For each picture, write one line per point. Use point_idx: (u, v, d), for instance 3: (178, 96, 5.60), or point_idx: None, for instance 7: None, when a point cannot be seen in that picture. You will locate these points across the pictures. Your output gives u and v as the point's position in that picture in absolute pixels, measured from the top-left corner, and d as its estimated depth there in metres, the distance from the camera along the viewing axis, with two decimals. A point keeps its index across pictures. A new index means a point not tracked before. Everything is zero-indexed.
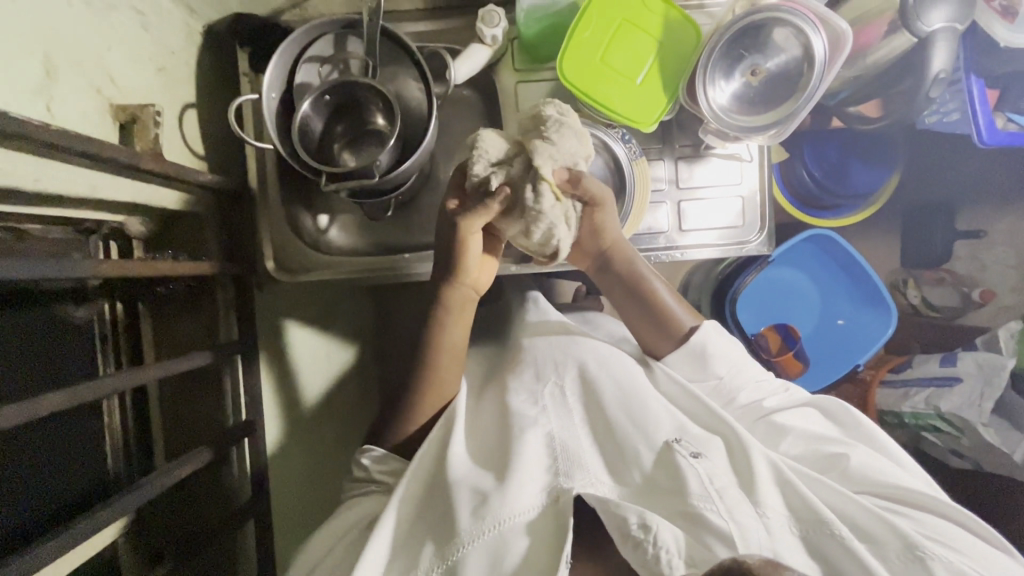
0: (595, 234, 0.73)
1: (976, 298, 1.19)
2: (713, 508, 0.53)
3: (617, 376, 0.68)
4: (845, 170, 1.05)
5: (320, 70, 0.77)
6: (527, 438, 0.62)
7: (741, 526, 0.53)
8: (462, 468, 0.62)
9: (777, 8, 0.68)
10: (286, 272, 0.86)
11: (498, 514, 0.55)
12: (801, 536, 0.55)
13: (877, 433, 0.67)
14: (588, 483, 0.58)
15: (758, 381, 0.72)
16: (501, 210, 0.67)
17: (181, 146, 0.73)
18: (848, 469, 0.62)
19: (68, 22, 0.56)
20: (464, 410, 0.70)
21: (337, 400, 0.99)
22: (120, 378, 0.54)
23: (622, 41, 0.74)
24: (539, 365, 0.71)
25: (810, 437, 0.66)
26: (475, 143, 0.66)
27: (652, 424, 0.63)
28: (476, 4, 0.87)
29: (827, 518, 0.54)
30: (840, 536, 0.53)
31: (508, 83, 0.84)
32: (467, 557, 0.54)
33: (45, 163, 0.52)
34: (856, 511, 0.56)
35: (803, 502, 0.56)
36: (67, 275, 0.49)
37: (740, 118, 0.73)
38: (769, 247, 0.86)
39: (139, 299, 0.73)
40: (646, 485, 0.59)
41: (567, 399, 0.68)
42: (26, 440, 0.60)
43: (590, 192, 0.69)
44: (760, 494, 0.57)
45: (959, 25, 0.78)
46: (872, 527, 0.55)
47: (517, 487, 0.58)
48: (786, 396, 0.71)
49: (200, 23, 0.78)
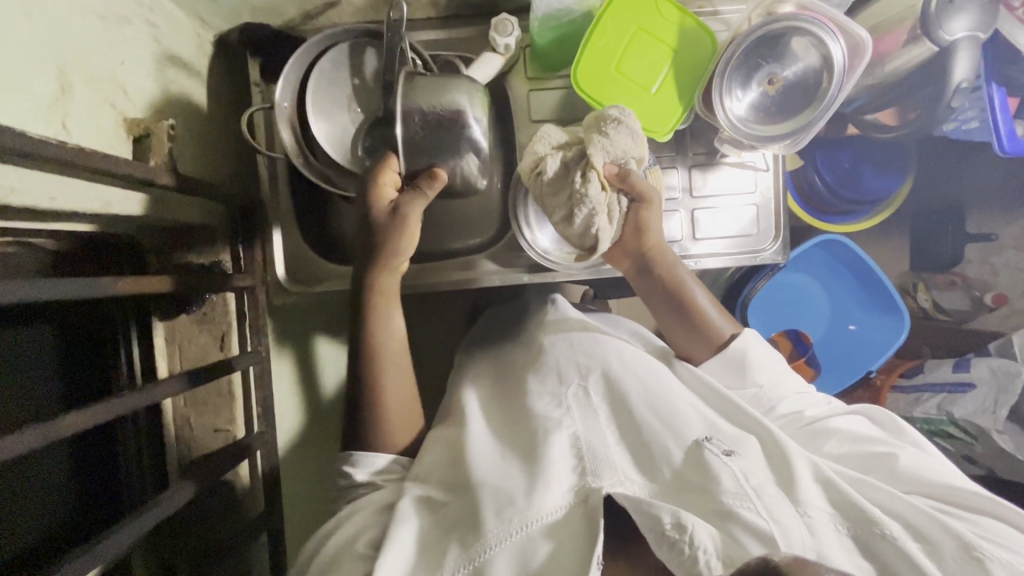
0: (637, 233, 0.72)
1: (988, 303, 1.19)
2: (749, 505, 0.53)
3: (643, 377, 0.67)
4: (857, 176, 1.04)
5: (331, 80, 0.76)
6: (553, 440, 0.61)
7: (781, 526, 0.52)
8: (486, 468, 0.61)
9: (796, 17, 0.66)
10: (297, 282, 0.84)
11: (526, 517, 0.55)
12: (853, 535, 0.53)
13: (923, 440, 0.67)
14: (617, 482, 0.57)
15: (799, 393, 0.72)
16: (548, 191, 0.66)
17: (193, 158, 0.73)
18: (896, 469, 0.61)
19: (82, 37, 0.55)
20: (481, 413, 0.71)
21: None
22: (135, 396, 0.53)
23: (636, 50, 0.73)
24: (560, 369, 0.70)
25: (854, 440, 0.65)
26: (537, 131, 0.69)
27: (681, 423, 0.63)
28: (487, 11, 0.86)
29: (874, 517, 0.53)
30: (890, 536, 0.52)
31: (520, 91, 0.84)
32: (494, 558, 0.53)
33: (58, 180, 0.52)
34: (907, 510, 0.55)
35: (847, 500, 0.55)
36: (88, 293, 0.49)
37: (756, 127, 0.72)
38: (784, 255, 0.86)
39: (150, 311, 0.73)
40: (677, 481, 0.58)
41: (591, 398, 0.67)
42: (56, 452, 0.62)
43: (638, 190, 0.69)
44: (800, 493, 0.55)
45: (982, 34, 0.77)
46: (926, 527, 0.53)
47: (543, 487, 0.57)
48: (827, 406, 0.70)
49: (210, 33, 0.78)
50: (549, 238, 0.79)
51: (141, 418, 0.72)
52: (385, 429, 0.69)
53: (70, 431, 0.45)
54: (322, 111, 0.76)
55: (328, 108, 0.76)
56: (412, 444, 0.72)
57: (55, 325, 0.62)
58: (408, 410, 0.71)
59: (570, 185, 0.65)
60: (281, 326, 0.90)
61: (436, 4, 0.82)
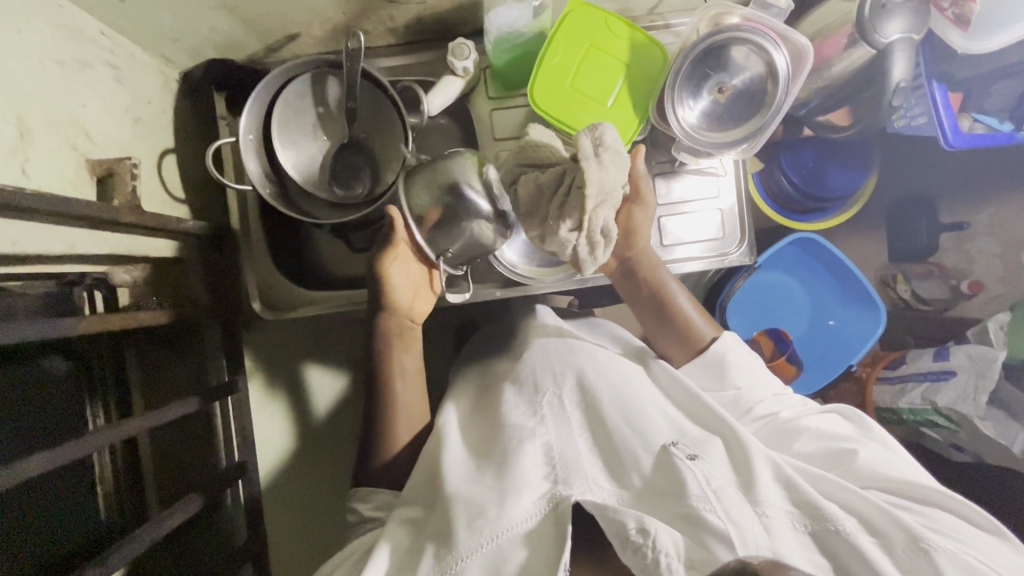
0: (627, 235, 0.75)
1: (965, 291, 1.19)
2: (711, 508, 0.53)
3: (615, 383, 0.68)
4: (822, 174, 1.05)
5: (296, 110, 0.77)
6: (525, 450, 0.61)
7: (739, 527, 0.52)
8: (459, 482, 0.61)
9: (738, 28, 0.70)
10: (273, 310, 0.86)
11: (496, 527, 0.55)
12: (810, 532, 0.54)
13: (890, 440, 0.67)
14: (586, 489, 0.57)
15: (776, 395, 0.73)
16: (525, 208, 0.65)
17: (160, 194, 0.75)
18: (854, 467, 0.62)
19: (40, 84, 0.57)
20: (460, 420, 0.73)
21: (348, 428, 0.97)
22: (107, 433, 0.54)
23: (590, 67, 0.76)
24: (536, 379, 0.71)
25: (821, 438, 0.66)
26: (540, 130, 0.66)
27: (651, 429, 0.63)
28: (448, 35, 0.88)
29: (828, 513, 0.54)
30: (844, 532, 0.53)
31: (482, 110, 0.86)
32: (467, 569, 0.54)
33: (23, 226, 0.56)
34: (863, 506, 0.56)
35: (805, 498, 0.56)
36: (57, 335, 0.50)
37: (710, 135, 0.74)
38: (752, 256, 0.87)
39: (125, 347, 0.74)
40: (646, 488, 0.58)
41: (565, 407, 0.67)
42: (35, 494, 0.62)
43: (638, 188, 0.73)
44: (759, 493, 0.56)
45: (915, 35, 0.80)
46: (877, 521, 0.54)
47: (513, 497, 0.57)
48: (800, 408, 0.71)
49: (175, 71, 0.80)
50: (512, 251, 0.82)
51: (118, 453, 0.72)
52: (382, 435, 0.72)
53: (30, 474, 0.45)
54: (287, 137, 0.76)
55: (295, 138, 0.77)
56: (390, 466, 0.71)
57: (30, 366, 0.63)
58: (414, 422, 0.74)
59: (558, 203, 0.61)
60: (268, 356, 0.90)
61: (396, 31, 0.84)
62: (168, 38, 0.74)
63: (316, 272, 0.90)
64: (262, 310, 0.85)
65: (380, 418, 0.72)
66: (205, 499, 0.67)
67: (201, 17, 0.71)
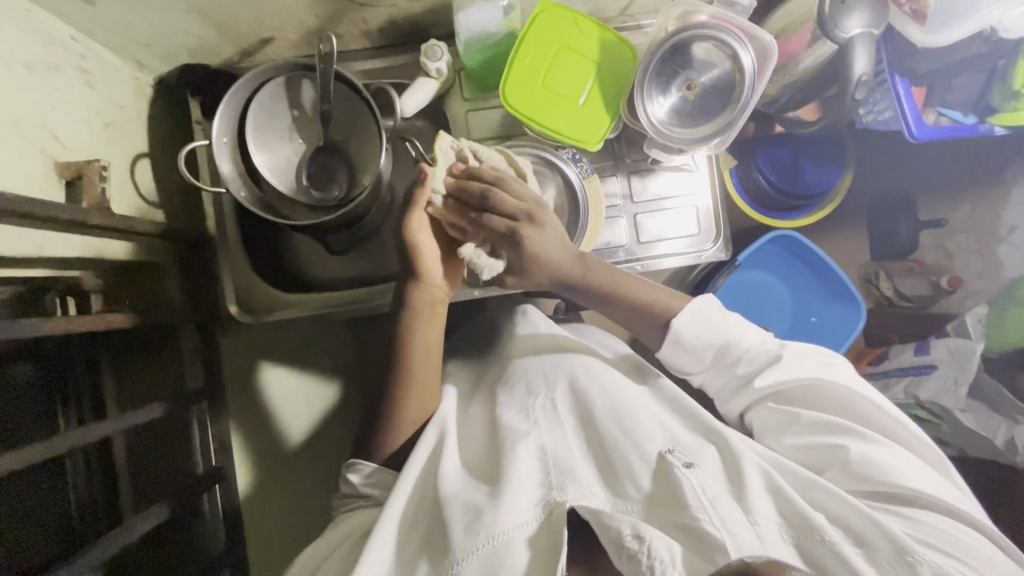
0: (535, 263, 0.73)
1: (945, 286, 1.17)
2: (707, 518, 0.53)
3: (606, 387, 0.69)
4: (798, 171, 1.06)
5: (270, 112, 0.76)
6: (519, 452, 0.62)
7: (734, 535, 0.52)
8: (448, 490, 0.61)
9: (700, 27, 0.72)
10: (249, 313, 0.87)
11: (493, 530, 0.55)
12: (795, 544, 0.54)
13: (898, 420, 0.65)
14: (582, 496, 0.57)
15: (754, 346, 0.70)
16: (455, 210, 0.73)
17: (130, 195, 0.74)
18: (848, 463, 0.62)
19: (8, 87, 0.57)
20: (454, 419, 0.73)
21: (332, 439, 0.92)
22: (71, 436, 0.53)
23: (562, 66, 0.77)
24: (528, 382, 0.71)
25: (816, 428, 0.66)
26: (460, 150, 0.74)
27: (646, 436, 0.63)
28: (422, 38, 0.90)
29: (816, 524, 0.54)
30: (830, 541, 0.53)
31: (458, 110, 0.88)
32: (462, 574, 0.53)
33: None
34: (849, 514, 0.56)
35: (792, 508, 0.56)
36: (21, 336, 0.49)
37: (680, 131, 0.76)
38: (727, 252, 0.88)
39: (100, 352, 0.72)
40: (647, 499, 0.58)
41: (558, 409, 0.68)
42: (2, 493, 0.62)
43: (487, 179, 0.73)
44: (750, 501, 0.56)
45: (875, 30, 0.81)
46: (862, 528, 0.55)
47: (508, 503, 0.56)
48: (780, 366, 0.68)
49: (149, 76, 0.81)
50: None
51: (91, 458, 0.71)
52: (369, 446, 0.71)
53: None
54: (264, 141, 0.76)
55: (271, 141, 0.77)
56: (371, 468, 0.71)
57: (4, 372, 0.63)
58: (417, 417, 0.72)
59: (497, 185, 0.72)
60: (238, 363, 0.91)
61: (369, 34, 0.85)
62: (141, 43, 0.74)
63: (297, 275, 0.90)
64: (241, 314, 0.86)
65: (381, 418, 0.72)
66: (173, 506, 0.66)
67: (172, 21, 0.72)
